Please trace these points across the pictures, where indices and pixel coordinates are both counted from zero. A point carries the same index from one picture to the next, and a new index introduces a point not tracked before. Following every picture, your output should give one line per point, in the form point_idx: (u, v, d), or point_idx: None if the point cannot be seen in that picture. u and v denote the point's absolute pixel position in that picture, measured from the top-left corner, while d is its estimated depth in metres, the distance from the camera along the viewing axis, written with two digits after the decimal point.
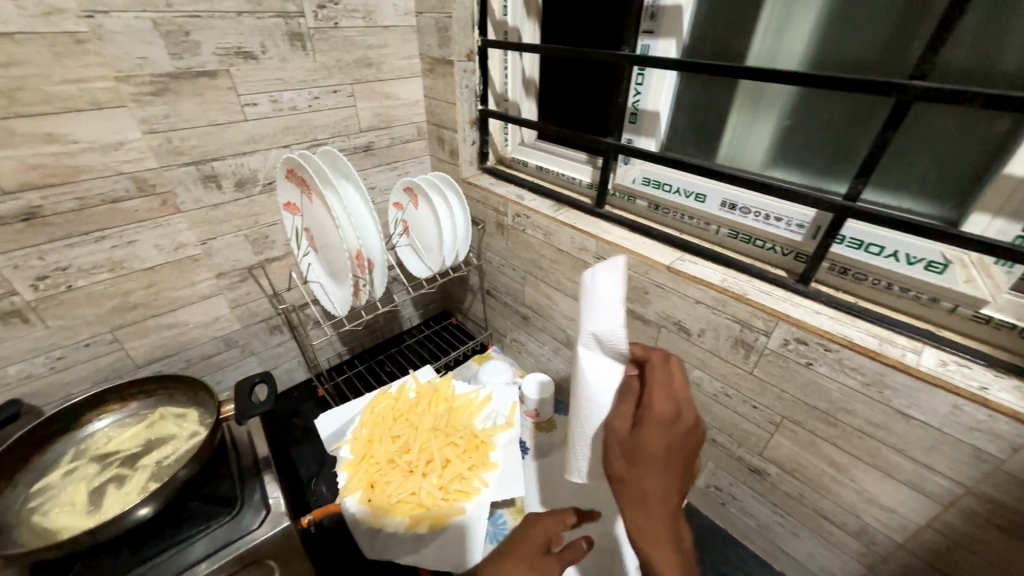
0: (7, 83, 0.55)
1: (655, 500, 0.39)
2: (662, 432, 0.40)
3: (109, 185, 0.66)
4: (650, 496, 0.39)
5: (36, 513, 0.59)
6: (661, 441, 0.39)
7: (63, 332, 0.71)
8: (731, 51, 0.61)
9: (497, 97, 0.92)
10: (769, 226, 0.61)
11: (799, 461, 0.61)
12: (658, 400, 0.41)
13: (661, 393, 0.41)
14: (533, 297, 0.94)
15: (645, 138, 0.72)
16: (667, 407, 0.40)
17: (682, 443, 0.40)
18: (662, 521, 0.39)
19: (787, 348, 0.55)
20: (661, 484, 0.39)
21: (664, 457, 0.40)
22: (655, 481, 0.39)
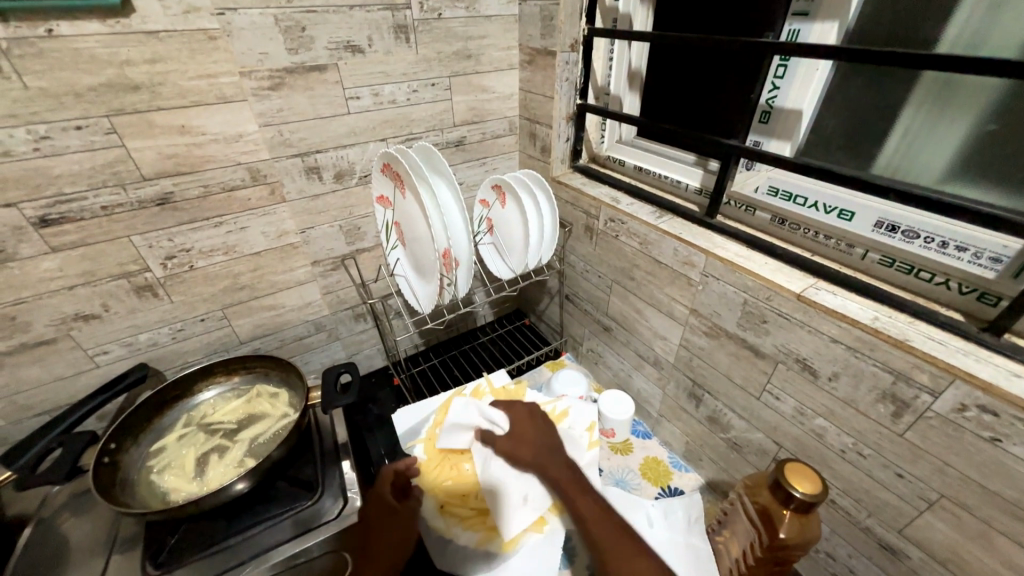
0: (151, 78, 0.60)
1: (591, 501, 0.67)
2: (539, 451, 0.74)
3: (228, 175, 0.71)
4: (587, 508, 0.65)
5: (154, 472, 0.66)
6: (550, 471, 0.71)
7: (184, 307, 0.78)
8: (913, 37, 0.49)
9: (597, 91, 0.85)
10: (943, 256, 0.49)
11: (957, 552, 0.49)
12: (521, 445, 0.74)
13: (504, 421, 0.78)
14: (618, 308, 0.87)
15: (778, 141, 0.63)
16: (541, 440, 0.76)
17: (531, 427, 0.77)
18: (606, 526, 0.63)
19: (963, 415, 0.44)
20: (576, 494, 0.67)
21: (570, 480, 0.70)
22: (577, 497, 0.67)
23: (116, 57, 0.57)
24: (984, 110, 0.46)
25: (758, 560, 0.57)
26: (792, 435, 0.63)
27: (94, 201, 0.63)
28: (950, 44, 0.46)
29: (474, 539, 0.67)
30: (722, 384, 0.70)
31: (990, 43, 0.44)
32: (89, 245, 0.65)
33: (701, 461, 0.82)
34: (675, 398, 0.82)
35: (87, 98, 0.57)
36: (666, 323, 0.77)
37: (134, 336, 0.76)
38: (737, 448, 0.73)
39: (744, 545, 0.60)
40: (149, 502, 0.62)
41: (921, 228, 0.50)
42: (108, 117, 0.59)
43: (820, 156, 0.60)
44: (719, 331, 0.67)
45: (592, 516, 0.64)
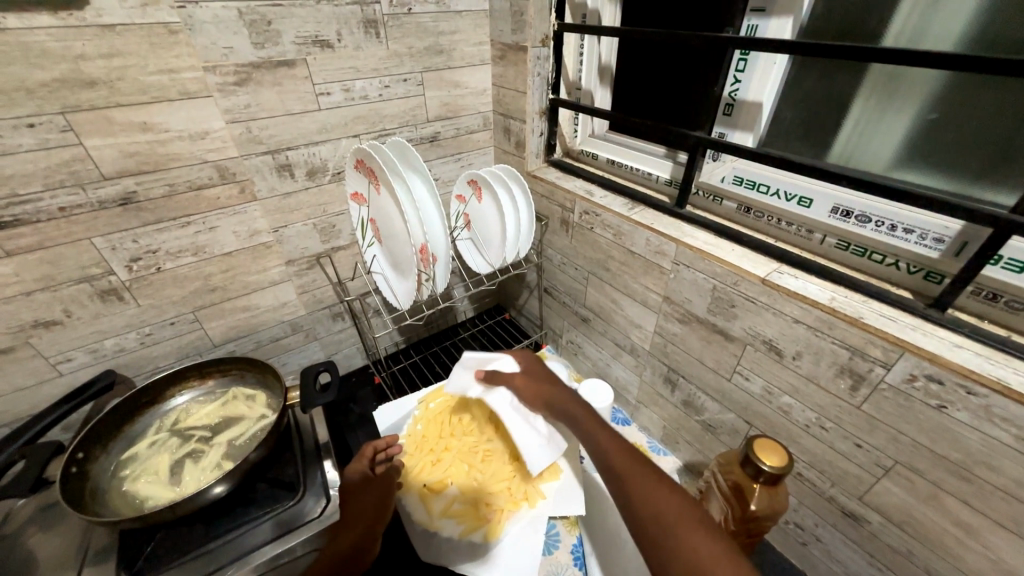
0: (108, 74, 0.58)
1: (609, 440, 0.59)
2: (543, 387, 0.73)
3: (195, 173, 0.69)
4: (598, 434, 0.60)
5: (127, 480, 0.64)
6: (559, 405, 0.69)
7: (152, 311, 0.76)
8: (861, 34, 0.52)
9: (569, 85, 0.87)
10: (894, 238, 0.52)
11: (911, 513, 0.53)
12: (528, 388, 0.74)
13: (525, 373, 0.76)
14: (595, 299, 0.89)
15: (741, 133, 0.65)
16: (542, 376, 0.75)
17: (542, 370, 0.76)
18: (619, 456, 0.56)
19: (912, 385, 0.47)
20: (585, 419, 0.64)
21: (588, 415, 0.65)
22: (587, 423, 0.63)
23: (71, 51, 0.55)
24: (927, 100, 0.49)
25: (733, 532, 0.60)
26: (761, 413, 0.66)
27: (51, 202, 0.60)
28: (895, 38, 0.49)
29: (459, 529, 0.68)
30: (695, 368, 0.73)
31: (931, 39, 0.47)
32: (47, 249, 0.63)
33: (678, 444, 0.84)
34: (652, 384, 0.84)
35: (40, 94, 0.55)
36: (641, 311, 0.79)
37: (99, 342, 0.73)
38: (711, 429, 0.75)
39: (718, 520, 0.63)
40: (121, 510, 0.60)
41: (873, 212, 0.54)
42: (64, 114, 0.57)
43: (780, 147, 0.63)
44: (691, 317, 0.70)
45: (607, 443, 0.59)
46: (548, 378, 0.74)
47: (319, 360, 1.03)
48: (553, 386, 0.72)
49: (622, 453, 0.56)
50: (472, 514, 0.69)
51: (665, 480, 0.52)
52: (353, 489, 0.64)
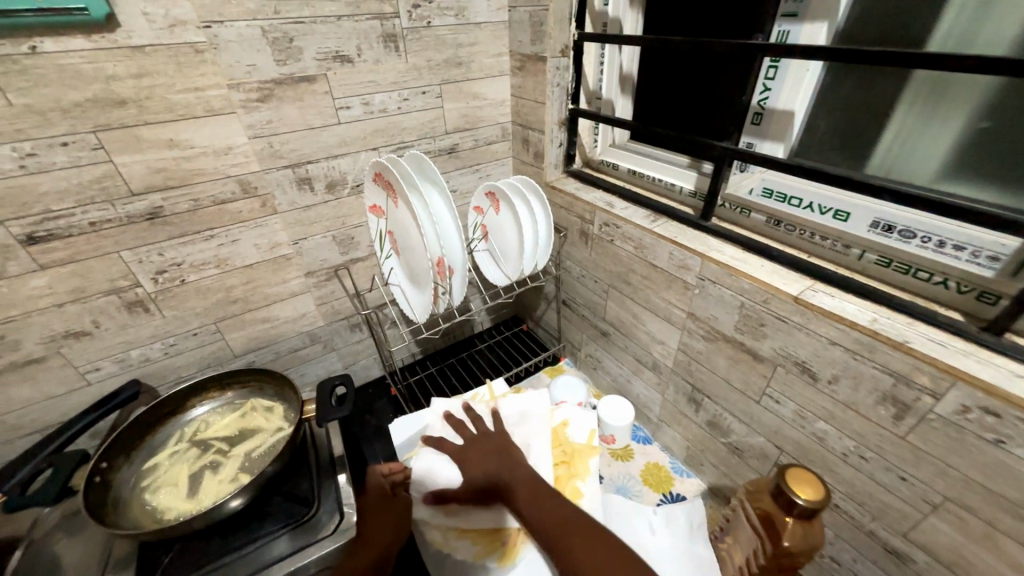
0: (138, 93, 0.59)
1: (550, 510, 0.60)
2: (488, 459, 0.71)
3: (219, 188, 0.70)
4: (528, 504, 0.62)
5: (147, 490, 0.65)
6: (503, 476, 0.67)
7: (176, 322, 0.77)
8: (903, 37, 0.48)
9: (589, 95, 0.85)
10: (942, 255, 0.49)
11: (964, 556, 0.48)
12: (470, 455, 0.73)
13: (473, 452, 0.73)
14: (616, 313, 0.87)
15: (770, 142, 0.63)
16: (494, 444, 0.74)
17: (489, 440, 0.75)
18: (559, 525, 0.58)
19: (966, 417, 0.43)
20: (524, 493, 0.64)
21: (526, 480, 0.66)
22: (531, 497, 0.63)
23: (103, 72, 0.57)
24: (979, 106, 0.45)
25: (763, 568, 0.56)
26: (793, 439, 0.62)
27: (82, 217, 0.62)
28: (940, 41, 0.46)
29: (472, 552, 0.66)
30: (721, 388, 0.70)
31: (981, 42, 0.44)
32: (78, 262, 0.65)
33: (702, 465, 0.81)
34: (674, 402, 0.81)
35: (73, 114, 0.57)
36: (663, 327, 0.76)
37: (126, 352, 0.75)
38: (738, 452, 0.72)
39: (748, 552, 0.59)
40: (142, 521, 0.61)
41: (917, 227, 0.50)
42: (95, 132, 0.59)
43: (814, 157, 0.60)
44: (717, 335, 0.66)
45: (535, 511, 0.61)
46: (497, 448, 0.73)
47: (337, 370, 1.04)
48: (503, 451, 0.72)
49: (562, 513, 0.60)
50: (486, 535, 0.67)
51: (609, 543, 0.54)
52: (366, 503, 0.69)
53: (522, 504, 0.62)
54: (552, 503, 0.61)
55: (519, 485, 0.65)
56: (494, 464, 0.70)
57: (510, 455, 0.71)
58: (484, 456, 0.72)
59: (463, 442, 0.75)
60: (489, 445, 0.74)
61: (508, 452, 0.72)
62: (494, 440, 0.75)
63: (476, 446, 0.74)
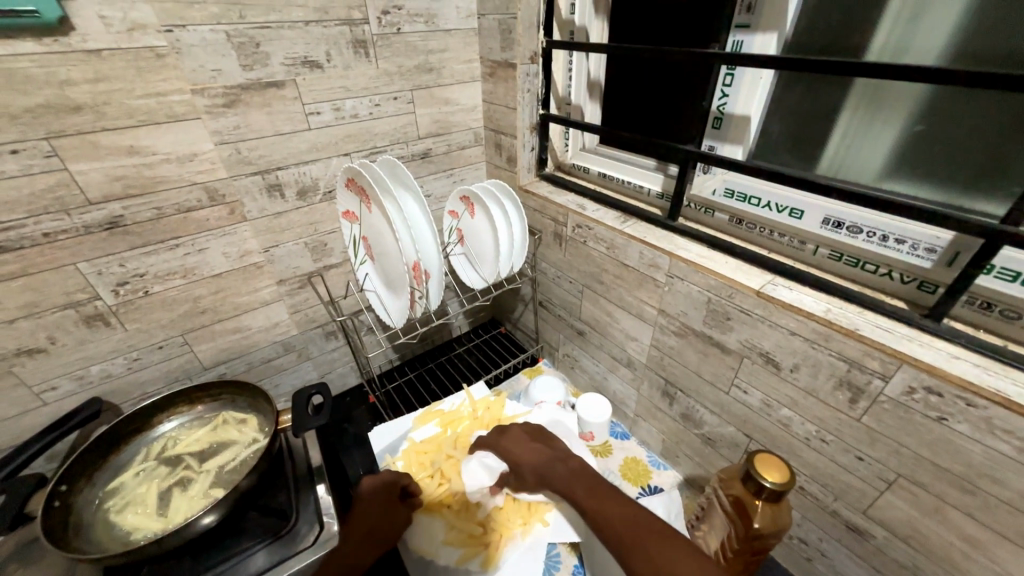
0: (95, 99, 0.57)
1: (611, 503, 0.55)
2: (530, 450, 0.69)
3: (184, 195, 0.68)
4: (591, 497, 0.57)
5: (112, 512, 0.62)
6: (549, 466, 0.65)
7: (140, 335, 0.74)
8: (845, 46, 0.52)
9: (559, 101, 0.87)
10: (886, 249, 0.53)
11: (916, 528, 0.52)
12: (508, 449, 0.71)
13: (519, 449, 0.70)
14: (591, 313, 0.89)
15: (730, 145, 0.66)
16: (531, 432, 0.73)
17: (526, 436, 0.72)
18: (634, 525, 0.50)
19: (912, 398, 0.47)
20: (580, 484, 0.60)
21: (574, 471, 0.63)
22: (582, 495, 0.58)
23: (56, 77, 0.54)
24: (912, 111, 0.50)
25: (736, 551, 0.58)
26: (761, 427, 0.65)
27: (34, 228, 0.59)
28: (879, 50, 0.50)
29: (456, 556, 0.66)
30: (693, 381, 0.72)
31: (911, 53, 0.48)
32: (30, 275, 0.61)
33: (678, 458, 0.84)
34: (650, 398, 0.83)
35: (24, 120, 0.54)
36: (637, 324, 0.78)
37: (86, 368, 0.71)
38: (711, 442, 0.75)
39: (722, 538, 0.61)
40: (106, 545, 0.58)
41: (863, 223, 0.54)
42: (48, 139, 0.56)
43: (770, 158, 0.64)
44: (687, 330, 0.69)
45: (603, 506, 0.55)
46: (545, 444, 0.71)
47: (312, 380, 1.02)
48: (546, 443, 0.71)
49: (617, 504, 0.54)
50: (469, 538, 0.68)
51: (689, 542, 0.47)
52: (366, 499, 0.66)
53: (581, 497, 0.58)
54: (606, 495, 0.57)
55: (569, 479, 0.62)
56: (539, 451, 0.69)
57: (546, 443, 0.71)
58: (522, 444, 0.71)
59: (501, 438, 0.73)
60: (525, 433, 0.73)
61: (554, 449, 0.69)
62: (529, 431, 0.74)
63: (513, 440, 0.72)
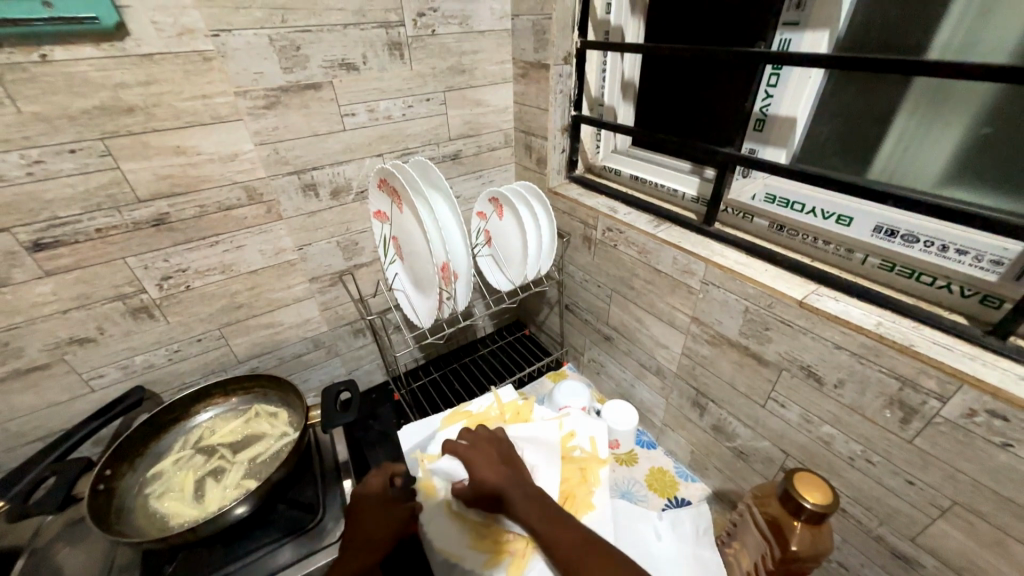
0: (146, 101, 0.60)
1: (563, 531, 0.57)
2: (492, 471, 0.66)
3: (225, 194, 0.71)
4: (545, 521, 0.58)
5: (151, 497, 0.65)
6: (511, 487, 0.64)
7: (180, 328, 0.77)
8: (905, 43, 0.49)
9: (592, 102, 0.86)
10: (945, 260, 0.49)
11: (973, 560, 0.48)
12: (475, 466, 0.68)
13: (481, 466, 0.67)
14: (619, 318, 0.87)
15: (773, 148, 0.64)
16: (497, 454, 0.69)
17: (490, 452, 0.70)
18: (568, 546, 0.55)
19: (973, 421, 0.44)
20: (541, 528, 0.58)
21: (541, 511, 0.60)
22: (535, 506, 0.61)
23: (112, 80, 0.57)
24: (979, 113, 0.46)
25: (771, 572, 0.56)
26: (799, 443, 0.62)
27: (88, 224, 0.63)
28: (943, 47, 0.47)
29: (483, 560, 0.65)
30: (727, 392, 0.70)
31: (979, 50, 0.45)
32: (83, 268, 0.65)
33: (707, 470, 0.81)
34: (679, 407, 0.81)
35: (81, 121, 0.57)
36: (667, 331, 0.76)
37: (130, 358, 0.75)
38: (744, 456, 0.72)
39: (755, 557, 0.59)
40: (145, 529, 0.61)
41: (920, 231, 0.51)
42: (103, 140, 0.59)
43: (817, 162, 0.61)
44: (722, 339, 0.67)
45: (556, 533, 0.57)
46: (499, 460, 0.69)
47: (340, 376, 1.04)
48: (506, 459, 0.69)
49: (572, 535, 0.56)
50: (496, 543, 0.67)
51: None
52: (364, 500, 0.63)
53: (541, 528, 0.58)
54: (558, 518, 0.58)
55: (528, 508, 0.61)
56: (500, 471, 0.66)
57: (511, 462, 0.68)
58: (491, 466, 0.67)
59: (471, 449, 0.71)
60: (497, 455, 0.69)
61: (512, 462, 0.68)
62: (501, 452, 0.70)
63: (482, 454, 0.69)
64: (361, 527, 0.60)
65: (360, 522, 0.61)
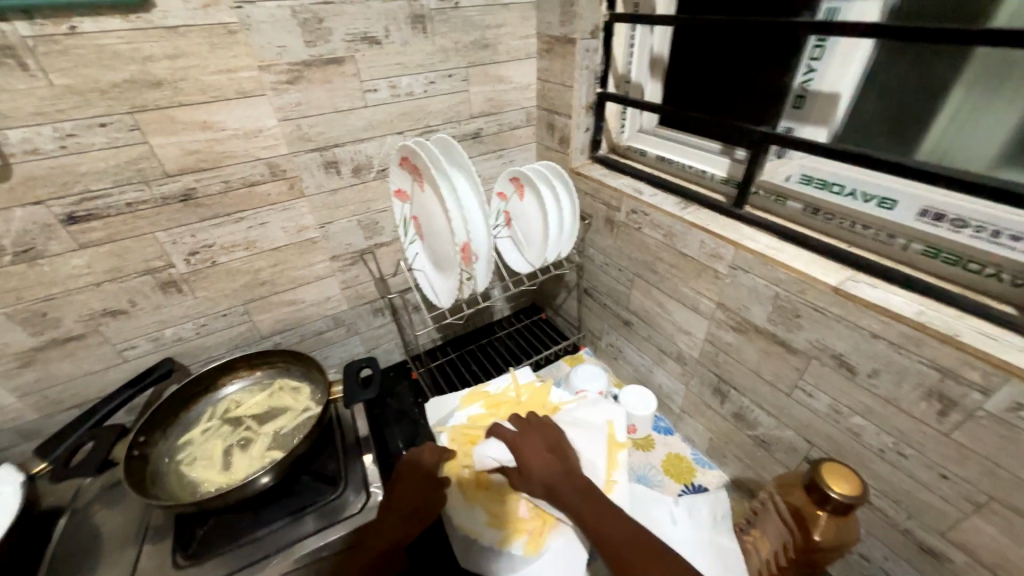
0: (172, 74, 0.60)
1: (612, 526, 0.58)
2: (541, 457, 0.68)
3: (249, 170, 0.71)
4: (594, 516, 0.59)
5: (182, 464, 0.67)
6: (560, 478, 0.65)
7: (207, 303, 0.79)
8: (969, 11, 0.46)
9: (618, 78, 0.82)
10: (997, 246, 0.46)
11: (1006, 557, 0.47)
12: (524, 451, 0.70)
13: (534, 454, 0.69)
14: (640, 302, 0.85)
15: (812, 127, 0.60)
16: (549, 439, 0.72)
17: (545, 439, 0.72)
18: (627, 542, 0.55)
19: (1019, 416, 0.42)
20: (602, 522, 0.58)
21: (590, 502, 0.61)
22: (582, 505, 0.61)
23: (139, 53, 0.57)
24: None
25: (792, 561, 0.55)
26: (826, 433, 0.61)
27: (119, 198, 0.64)
28: (1010, 15, 0.43)
29: (500, 538, 0.67)
30: (750, 380, 0.68)
31: None
32: (115, 242, 0.66)
33: (726, 458, 0.80)
34: (699, 394, 0.80)
35: (110, 95, 0.58)
36: (691, 317, 0.75)
37: (160, 331, 0.77)
38: (765, 445, 0.71)
39: (775, 545, 0.58)
40: (178, 494, 0.63)
41: (972, 216, 0.48)
42: (131, 114, 0.60)
43: (859, 141, 0.57)
44: (748, 325, 0.65)
45: (601, 528, 0.58)
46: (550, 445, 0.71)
47: (360, 354, 1.05)
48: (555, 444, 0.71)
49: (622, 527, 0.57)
50: (513, 521, 0.68)
51: None
52: (408, 474, 0.68)
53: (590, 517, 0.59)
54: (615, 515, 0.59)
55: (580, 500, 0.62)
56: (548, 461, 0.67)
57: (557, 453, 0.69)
58: (538, 455, 0.68)
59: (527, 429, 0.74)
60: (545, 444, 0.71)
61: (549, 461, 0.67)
62: (549, 439, 0.72)
63: (531, 442, 0.71)
64: (401, 499, 0.65)
65: (402, 495, 0.65)
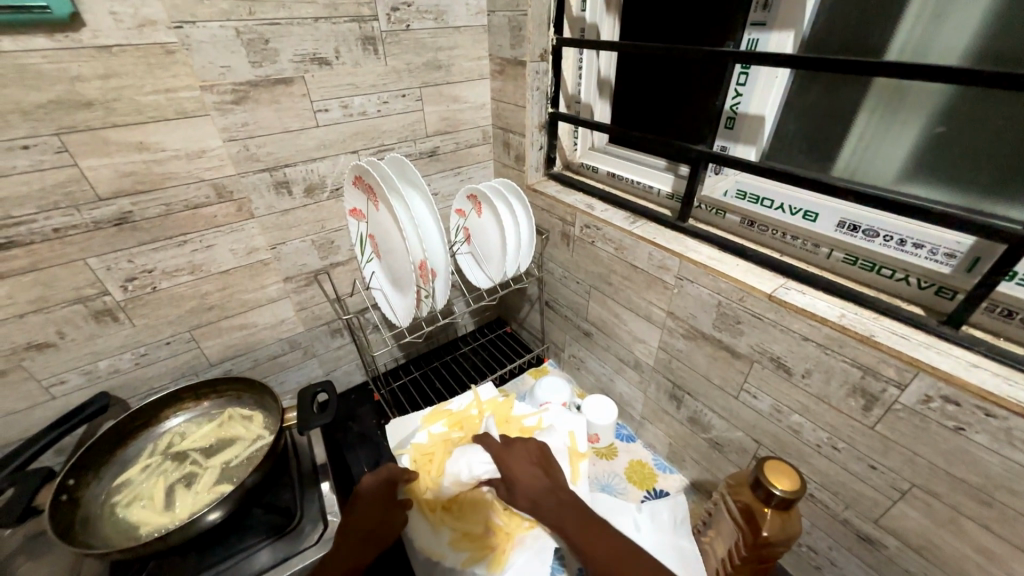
0: (104, 94, 0.57)
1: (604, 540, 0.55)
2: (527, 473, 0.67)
3: (192, 192, 0.68)
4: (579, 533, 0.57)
5: (118, 507, 0.63)
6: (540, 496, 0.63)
7: (148, 330, 0.74)
8: (866, 45, 0.51)
9: (569, 99, 0.87)
10: (904, 253, 0.51)
11: (930, 538, 0.51)
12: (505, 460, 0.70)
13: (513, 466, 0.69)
14: (598, 313, 0.88)
15: (743, 146, 0.65)
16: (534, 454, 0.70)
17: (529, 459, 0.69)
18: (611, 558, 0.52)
19: (929, 407, 0.46)
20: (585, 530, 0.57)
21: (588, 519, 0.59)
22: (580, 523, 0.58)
23: (66, 73, 0.54)
24: (934, 113, 0.48)
25: (745, 559, 0.57)
26: (771, 432, 0.64)
27: (44, 223, 0.60)
28: (900, 49, 0.49)
29: (462, 559, 0.66)
30: (701, 384, 0.72)
31: (935, 51, 0.46)
32: (40, 271, 0.62)
33: (684, 461, 0.83)
34: (656, 400, 0.82)
35: (33, 116, 0.54)
36: (645, 326, 0.77)
37: (94, 363, 0.72)
38: (719, 447, 0.74)
39: (730, 544, 0.60)
40: (112, 540, 0.59)
41: (881, 226, 0.52)
42: (59, 135, 0.57)
43: (784, 159, 0.63)
44: (697, 333, 0.68)
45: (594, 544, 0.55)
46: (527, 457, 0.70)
47: (318, 377, 1.02)
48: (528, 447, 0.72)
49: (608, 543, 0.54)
50: (475, 541, 0.67)
51: None
52: (364, 497, 0.65)
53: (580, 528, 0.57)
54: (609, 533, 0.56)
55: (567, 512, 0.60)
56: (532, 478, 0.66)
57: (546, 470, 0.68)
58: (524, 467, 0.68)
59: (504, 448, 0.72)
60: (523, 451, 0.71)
61: (555, 479, 0.66)
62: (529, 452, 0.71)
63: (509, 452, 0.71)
64: (358, 522, 0.62)
65: (359, 517, 0.62)
